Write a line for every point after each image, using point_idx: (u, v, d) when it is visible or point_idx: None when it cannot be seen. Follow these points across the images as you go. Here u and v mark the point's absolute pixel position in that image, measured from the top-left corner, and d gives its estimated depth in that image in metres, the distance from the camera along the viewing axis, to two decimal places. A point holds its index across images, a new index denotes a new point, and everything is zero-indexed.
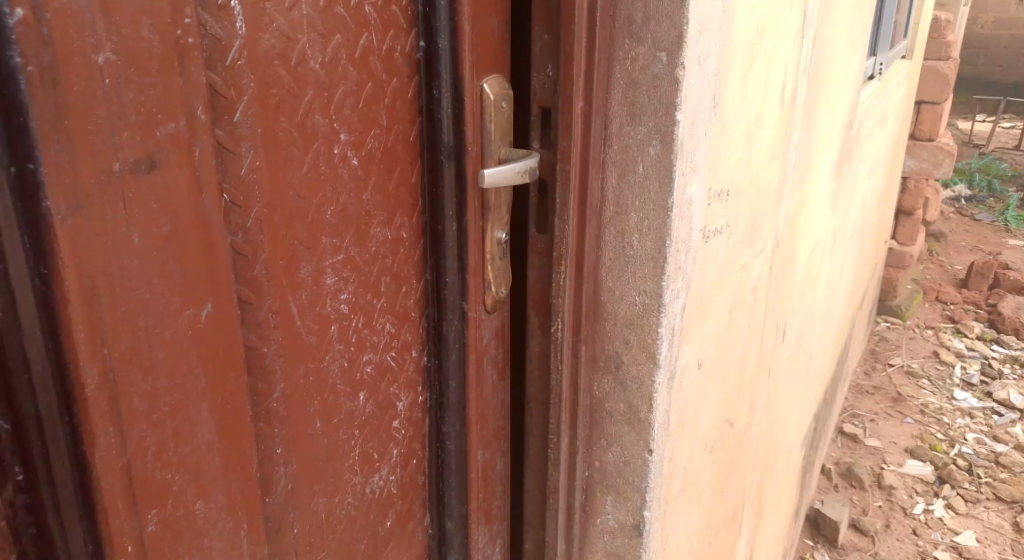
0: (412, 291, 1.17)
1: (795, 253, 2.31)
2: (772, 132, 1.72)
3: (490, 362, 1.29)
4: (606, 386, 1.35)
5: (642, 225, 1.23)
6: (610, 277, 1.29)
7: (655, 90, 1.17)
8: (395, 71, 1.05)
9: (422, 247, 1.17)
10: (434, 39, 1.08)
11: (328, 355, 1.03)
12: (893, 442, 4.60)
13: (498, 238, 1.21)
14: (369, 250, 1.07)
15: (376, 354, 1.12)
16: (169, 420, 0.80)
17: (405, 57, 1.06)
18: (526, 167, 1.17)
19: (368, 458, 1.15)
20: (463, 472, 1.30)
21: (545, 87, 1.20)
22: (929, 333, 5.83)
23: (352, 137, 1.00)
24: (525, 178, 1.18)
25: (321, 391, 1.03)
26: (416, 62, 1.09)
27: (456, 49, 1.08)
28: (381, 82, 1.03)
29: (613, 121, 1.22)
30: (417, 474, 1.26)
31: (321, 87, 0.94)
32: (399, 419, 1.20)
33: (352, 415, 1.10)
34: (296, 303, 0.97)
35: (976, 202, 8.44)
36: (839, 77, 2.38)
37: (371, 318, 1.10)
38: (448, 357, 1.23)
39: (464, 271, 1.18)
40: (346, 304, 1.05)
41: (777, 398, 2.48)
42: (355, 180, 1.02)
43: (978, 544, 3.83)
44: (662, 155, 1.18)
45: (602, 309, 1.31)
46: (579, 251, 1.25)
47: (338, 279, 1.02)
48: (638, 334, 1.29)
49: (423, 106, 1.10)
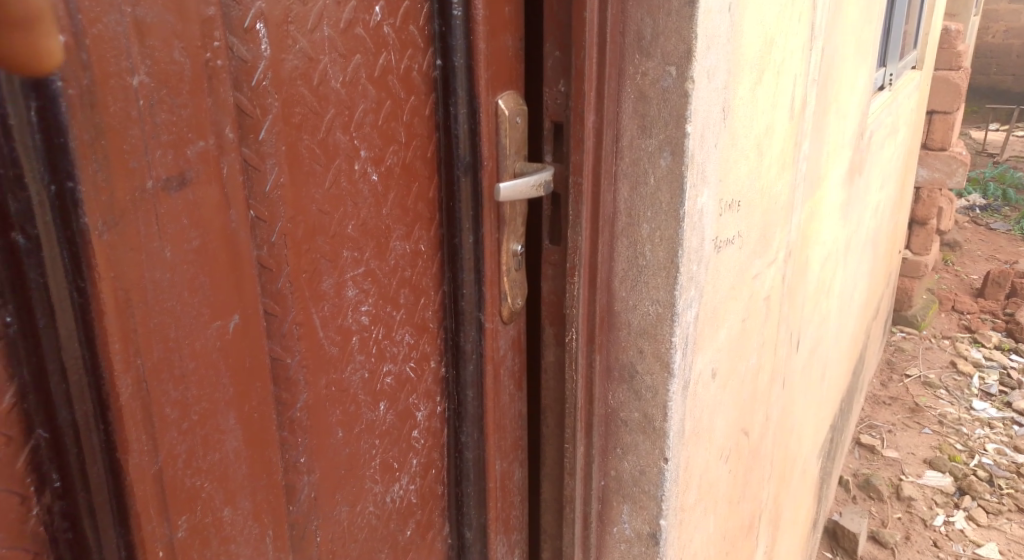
0: (430, 302, 1.20)
1: (807, 262, 2.32)
2: (783, 142, 1.75)
3: (507, 375, 1.32)
4: (621, 395, 1.37)
5: (655, 235, 1.26)
6: (624, 287, 1.31)
7: (665, 103, 1.19)
8: (412, 89, 1.08)
9: (439, 259, 1.20)
10: (451, 57, 1.11)
11: (349, 366, 1.06)
12: (911, 454, 4.58)
13: (513, 250, 1.24)
14: (388, 262, 1.10)
15: (395, 365, 1.15)
16: (198, 430, 0.82)
17: (422, 75, 1.10)
18: (540, 180, 1.20)
19: (388, 468, 1.17)
20: (481, 481, 1.32)
21: (558, 102, 1.23)
22: (946, 342, 5.80)
23: (371, 154, 1.03)
24: (539, 191, 1.21)
25: (343, 400, 1.06)
26: (432, 78, 1.12)
27: (471, 67, 1.11)
28: (399, 100, 1.06)
29: (625, 134, 1.25)
30: (436, 483, 1.29)
31: (342, 104, 0.98)
32: (418, 428, 1.22)
33: (373, 425, 1.12)
34: (320, 317, 1.00)
35: (991, 211, 8.41)
36: (848, 88, 2.40)
37: (390, 329, 1.12)
38: (466, 368, 1.25)
39: (480, 283, 1.21)
40: (366, 316, 1.07)
41: (792, 407, 2.49)
42: (375, 195, 1.05)
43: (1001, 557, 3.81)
44: (674, 166, 1.20)
45: (616, 318, 1.33)
46: (592, 261, 1.28)
47: (358, 291, 1.05)
48: (652, 343, 1.31)
49: (440, 122, 1.14)
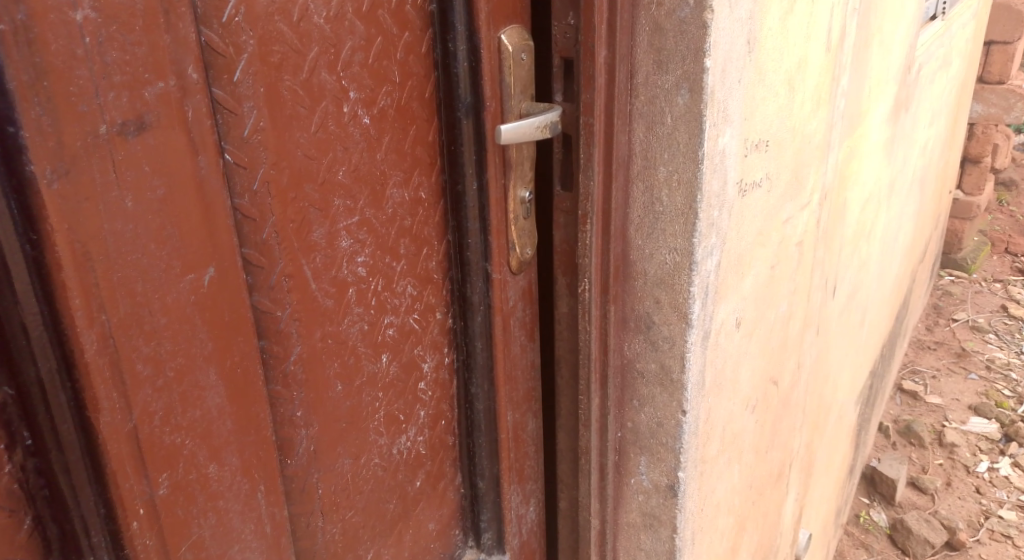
0: (434, 251, 1.15)
1: (846, 205, 2.22)
2: (818, 78, 1.65)
3: (518, 326, 1.27)
4: (637, 346, 1.31)
5: (672, 178, 1.19)
6: (640, 235, 1.25)
7: (681, 36, 1.11)
8: (406, 25, 1.02)
9: (443, 207, 1.15)
10: None
11: (347, 318, 1.02)
12: (955, 399, 4.47)
13: (520, 197, 1.19)
14: (385, 211, 1.05)
15: (398, 317, 1.11)
16: (176, 387, 0.79)
17: (416, 10, 1.03)
18: (545, 122, 1.14)
19: (393, 420, 1.14)
20: (493, 432, 1.28)
21: (566, 37, 1.15)
22: (998, 286, 5.62)
23: (362, 95, 0.98)
24: (544, 133, 1.14)
25: (340, 351, 1.02)
26: (429, 13, 1.06)
27: None
28: (392, 37, 1.00)
29: (639, 71, 1.17)
30: (447, 434, 1.26)
31: (328, 42, 0.92)
32: (425, 380, 1.18)
33: (376, 377, 1.09)
34: (311, 267, 0.95)
35: None
36: (894, 19, 2.26)
37: (390, 280, 1.08)
38: (474, 319, 1.21)
39: (486, 232, 1.16)
40: (363, 267, 1.03)
41: (827, 353, 2.42)
42: (368, 139, 1.00)
43: None
44: (691, 105, 1.13)
45: (632, 267, 1.28)
46: (606, 206, 1.22)
47: (353, 241, 1.01)
48: (669, 293, 1.25)
49: (439, 60, 1.08)
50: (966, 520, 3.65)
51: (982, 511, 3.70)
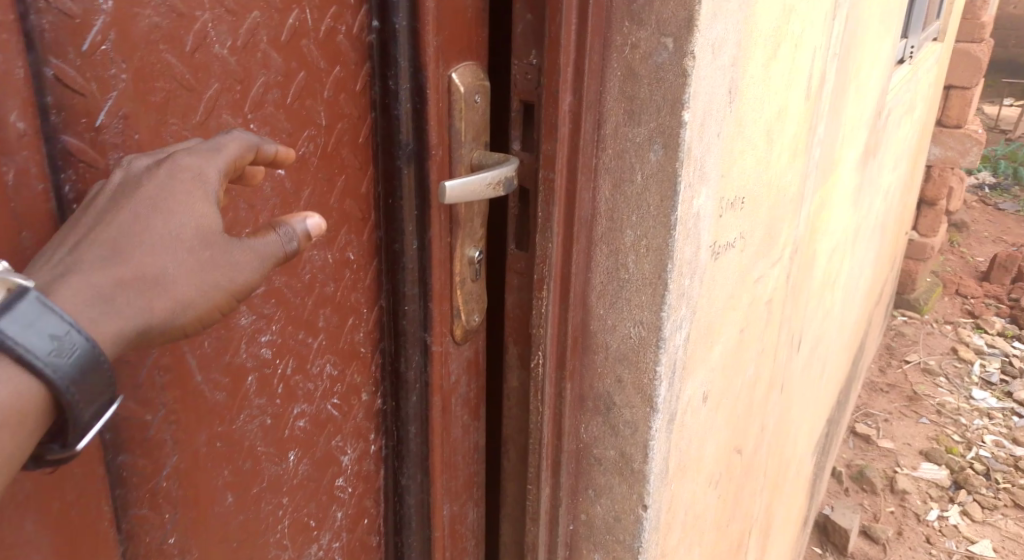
0: (361, 322, 0.98)
1: (814, 256, 2.09)
2: (796, 126, 1.51)
3: (461, 406, 1.09)
4: (595, 429, 1.14)
5: (640, 244, 1.02)
6: (602, 304, 1.08)
7: (657, 84, 0.95)
8: (337, 58, 0.87)
9: (376, 268, 0.99)
10: (391, 19, 0.88)
11: (242, 414, 0.85)
12: (907, 444, 4.40)
13: (469, 257, 1.01)
14: (301, 279, 0.89)
15: (311, 404, 0.94)
16: (9, 504, 0.65)
17: (351, 40, 0.88)
18: (499, 176, 0.93)
19: (302, 527, 0.97)
20: (426, 528, 1.10)
21: (527, 77, 0.99)
22: (949, 328, 5.59)
23: (275, 141, 0.82)
24: (497, 190, 0.94)
25: (236, 455, 0.86)
26: (367, 43, 0.90)
27: (416, 30, 0.88)
28: (318, 72, 0.85)
29: (608, 120, 1.00)
30: (370, 533, 1.10)
31: (232, 77, 0.77)
32: (344, 475, 1.02)
33: (280, 480, 0.92)
34: (198, 350, 0.79)
35: (999, 191, 8.06)
36: (870, 62, 2.14)
37: (304, 361, 0.91)
38: (408, 401, 1.04)
39: (425, 297, 0.99)
40: (268, 347, 0.86)
41: (790, 410, 2.29)
42: (282, 192, 0.85)
43: (996, 555, 3.65)
44: (665, 162, 0.97)
45: (591, 340, 1.10)
46: (564, 272, 1.05)
47: (257, 317, 0.84)
48: (632, 372, 1.08)
49: (377, 99, 0.92)
50: None
51: None
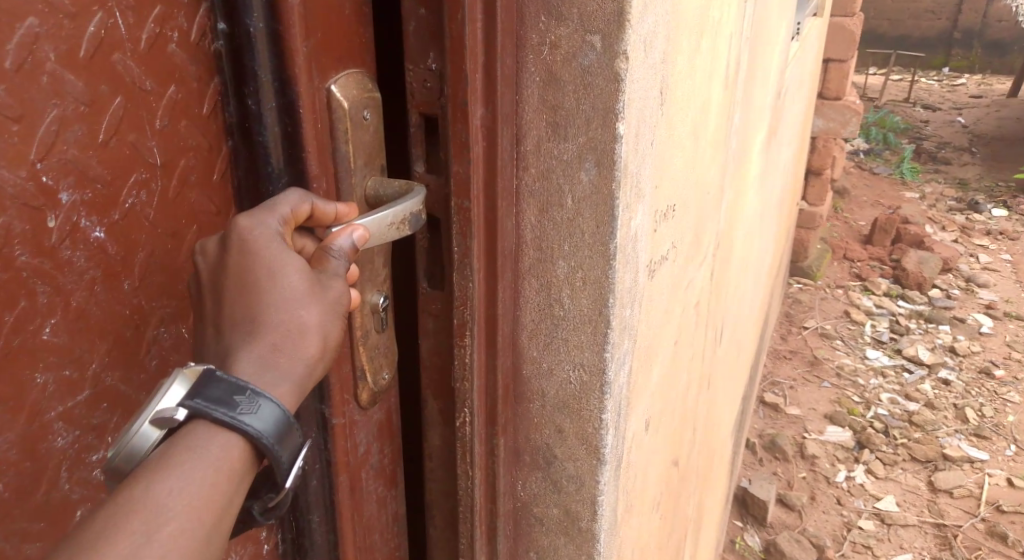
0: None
1: (730, 247, 1.99)
2: (717, 118, 1.39)
3: (372, 479, 0.97)
4: (534, 486, 1.00)
5: (574, 277, 0.88)
6: (534, 345, 0.93)
7: (585, 91, 0.81)
8: (169, 76, 0.76)
9: None
10: (242, 21, 0.76)
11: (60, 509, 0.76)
12: (811, 409, 3.96)
13: (371, 304, 0.88)
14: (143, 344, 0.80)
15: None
16: None
17: (185, 50, 0.77)
18: (404, 213, 0.81)
19: None
20: None
21: (427, 86, 0.83)
22: (839, 291, 5.16)
23: (91, 191, 0.73)
24: (400, 230, 0.81)
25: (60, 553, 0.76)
26: (212, 53, 0.79)
27: (277, 33, 0.76)
28: (143, 96, 0.75)
29: (528, 135, 0.85)
30: None
31: (7, 117, 0.66)
32: None
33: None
34: (6, 444, 0.71)
35: (873, 154, 7.41)
36: (772, 42, 2.05)
37: None
38: (308, 486, 0.90)
39: (321, 371, 0.86)
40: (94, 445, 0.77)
41: (713, 406, 2.19)
42: (104, 253, 0.75)
43: (899, 510, 3.37)
44: (599, 183, 0.83)
45: (524, 387, 0.96)
46: (490, 313, 0.90)
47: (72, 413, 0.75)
48: (574, 421, 0.94)
49: (233, 122, 0.81)
50: (829, 534, 3.23)
51: (845, 525, 3.28)
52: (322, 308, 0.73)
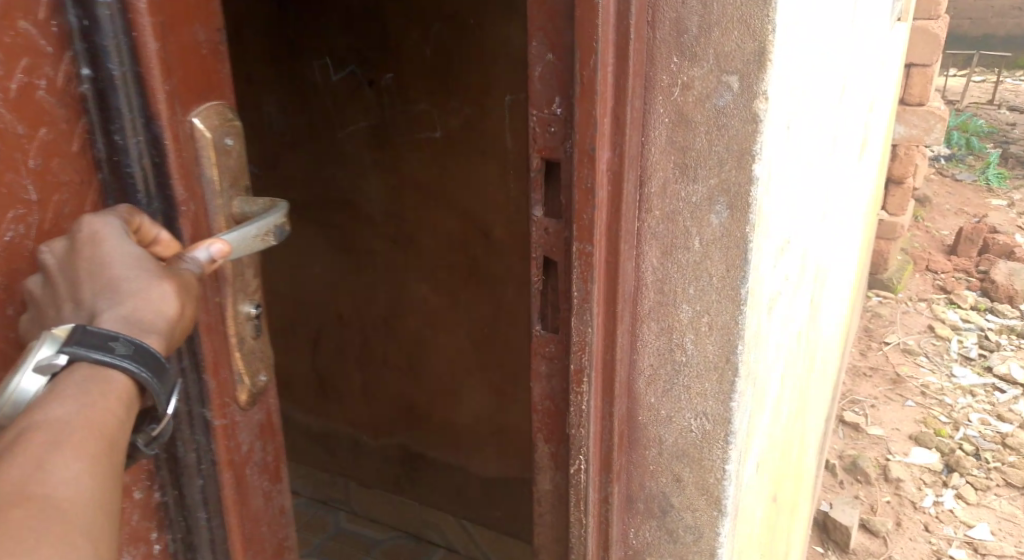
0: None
1: (827, 269, 1.93)
2: (827, 144, 1.34)
3: (260, 475, 0.82)
4: (648, 534, 0.95)
5: (699, 322, 0.84)
6: (652, 391, 0.89)
7: (718, 132, 0.78)
8: (39, 119, 0.63)
9: None
10: (105, 66, 0.65)
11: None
12: (895, 430, 3.65)
13: (245, 312, 0.77)
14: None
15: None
16: None
17: (55, 96, 0.64)
18: (268, 225, 0.72)
19: None
20: None
21: (550, 130, 0.80)
22: (922, 305, 4.94)
23: None
24: (267, 242, 0.72)
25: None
26: (80, 95, 0.66)
27: (143, 76, 0.65)
28: (15, 141, 0.62)
29: (653, 177, 0.82)
30: None
31: None
32: None
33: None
34: None
35: (955, 160, 7.15)
36: (870, 59, 2.00)
37: None
38: (190, 485, 0.76)
39: (197, 363, 0.73)
40: None
41: (806, 431, 2.12)
42: None
43: (996, 539, 3.01)
44: (730, 226, 0.80)
45: (639, 433, 0.92)
46: (608, 358, 0.86)
47: None
48: (693, 470, 0.90)
49: (102, 157, 0.67)
50: None
51: (935, 552, 2.94)
52: (173, 277, 0.62)
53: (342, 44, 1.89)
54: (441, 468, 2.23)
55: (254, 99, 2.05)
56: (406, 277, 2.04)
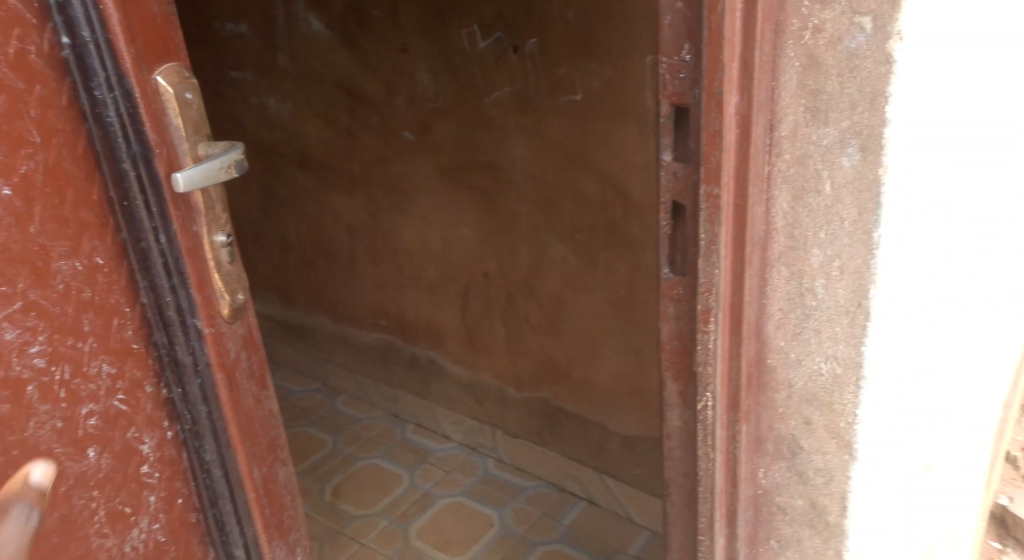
0: (130, 319, 0.91)
1: None
2: None
3: (249, 381, 1.00)
4: (777, 474, 0.97)
5: (831, 265, 0.85)
6: (783, 334, 0.90)
7: (851, 73, 0.78)
8: (34, 77, 0.80)
9: (129, 268, 0.90)
10: (77, 33, 0.81)
11: (33, 421, 0.82)
12: None
13: (218, 242, 0.92)
14: (56, 289, 0.83)
15: (98, 403, 0.89)
16: None
17: (43, 60, 0.80)
18: (230, 159, 0.89)
19: (119, 515, 0.92)
20: (240, 495, 1.01)
21: (679, 77, 0.82)
22: None
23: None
24: (231, 174, 0.90)
25: (35, 457, 0.83)
26: (63, 60, 0.82)
27: (109, 41, 0.81)
28: (18, 95, 0.79)
29: (784, 121, 0.82)
30: (188, 512, 1.01)
31: None
32: (149, 463, 0.95)
33: (86, 477, 0.88)
34: None
35: None
36: None
37: (80, 363, 0.86)
38: (191, 384, 0.95)
39: (184, 285, 0.90)
40: (42, 358, 0.83)
41: None
42: (16, 214, 0.79)
43: None
44: (863, 168, 0.81)
45: (768, 375, 0.93)
46: (737, 300, 0.88)
47: (23, 331, 0.81)
48: (824, 413, 0.91)
49: (87, 110, 0.84)
50: None
51: None
52: None
53: (489, 12, 1.98)
54: (580, 423, 2.30)
55: (410, 68, 2.21)
56: (546, 237, 2.12)
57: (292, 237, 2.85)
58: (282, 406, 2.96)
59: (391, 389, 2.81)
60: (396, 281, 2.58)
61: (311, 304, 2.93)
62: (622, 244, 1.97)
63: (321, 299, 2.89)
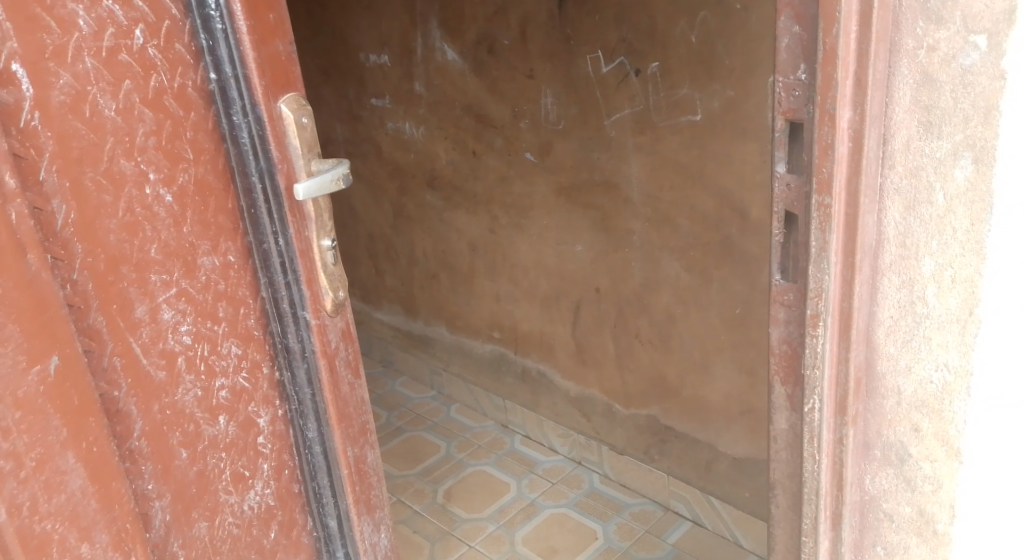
0: (252, 309, 1.01)
1: None
2: None
3: (346, 369, 1.09)
4: (885, 480, 0.99)
5: (942, 274, 0.88)
6: (892, 341, 0.93)
7: (965, 89, 0.82)
8: (191, 104, 0.92)
9: (253, 265, 1.00)
10: (222, 69, 0.93)
11: (179, 388, 0.94)
12: None
13: (324, 246, 1.02)
14: (199, 280, 0.95)
15: (227, 378, 0.99)
16: (44, 443, 0.80)
17: (198, 91, 0.93)
18: (337, 174, 1.01)
19: (240, 477, 1.03)
20: (334, 471, 1.10)
21: (795, 95, 0.87)
22: None
23: (160, 174, 0.90)
24: (339, 186, 1.02)
25: (180, 420, 0.95)
26: (209, 91, 0.94)
27: (246, 77, 0.92)
28: (179, 120, 0.91)
29: (897, 134, 0.86)
30: (292, 482, 1.09)
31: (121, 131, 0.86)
32: (263, 435, 1.05)
33: (217, 440, 0.99)
34: (145, 312, 0.90)
35: None
36: None
37: (214, 343, 0.97)
38: (298, 368, 1.04)
39: (297, 281, 1.00)
40: (188, 336, 0.95)
41: None
42: (173, 215, 0.92)
43: None
44: (976, 180, 0.83)
45: (876, 381, 0.96)
46: (846, 307, 0.91)
47: (175, 312, 0.93)
48: (932, 420, 0.93)
49: (226, 132, 0.95)
50: None
51: None
52: None
53: (614, 38, 2.06)
54: (689, 441, 2.32)
55: (536, 92, 2.31)
56: (661, 254, 2.16)
57: (418, 251, 2.99)
58: (400, 411, 3.10)
59: (503, 400, 2.89)
60: (511, 294, 2.68)
61: (432, 315, 3.06)
62: (737, 263, 2.00)
63: (441, 311, 3.01)
